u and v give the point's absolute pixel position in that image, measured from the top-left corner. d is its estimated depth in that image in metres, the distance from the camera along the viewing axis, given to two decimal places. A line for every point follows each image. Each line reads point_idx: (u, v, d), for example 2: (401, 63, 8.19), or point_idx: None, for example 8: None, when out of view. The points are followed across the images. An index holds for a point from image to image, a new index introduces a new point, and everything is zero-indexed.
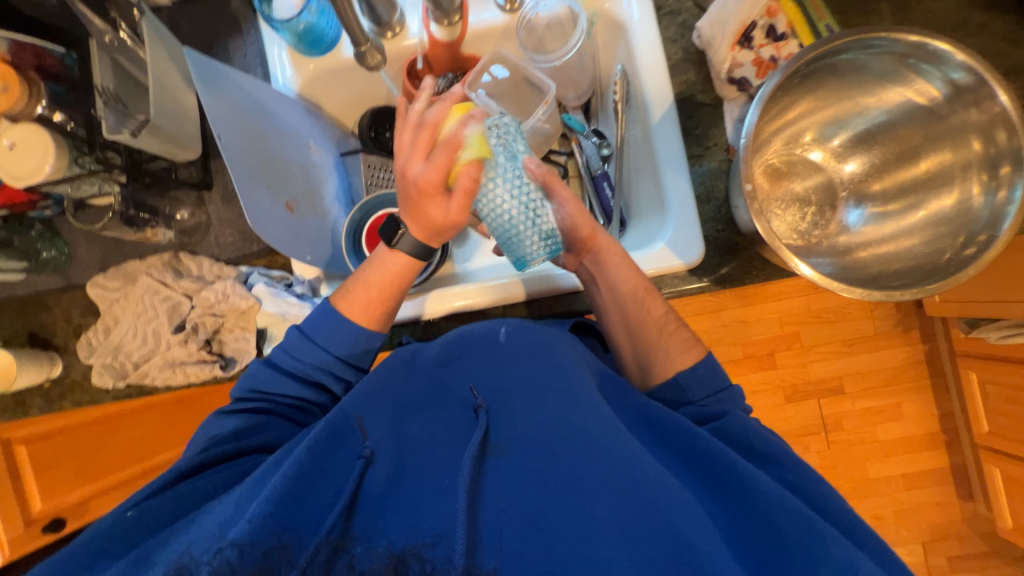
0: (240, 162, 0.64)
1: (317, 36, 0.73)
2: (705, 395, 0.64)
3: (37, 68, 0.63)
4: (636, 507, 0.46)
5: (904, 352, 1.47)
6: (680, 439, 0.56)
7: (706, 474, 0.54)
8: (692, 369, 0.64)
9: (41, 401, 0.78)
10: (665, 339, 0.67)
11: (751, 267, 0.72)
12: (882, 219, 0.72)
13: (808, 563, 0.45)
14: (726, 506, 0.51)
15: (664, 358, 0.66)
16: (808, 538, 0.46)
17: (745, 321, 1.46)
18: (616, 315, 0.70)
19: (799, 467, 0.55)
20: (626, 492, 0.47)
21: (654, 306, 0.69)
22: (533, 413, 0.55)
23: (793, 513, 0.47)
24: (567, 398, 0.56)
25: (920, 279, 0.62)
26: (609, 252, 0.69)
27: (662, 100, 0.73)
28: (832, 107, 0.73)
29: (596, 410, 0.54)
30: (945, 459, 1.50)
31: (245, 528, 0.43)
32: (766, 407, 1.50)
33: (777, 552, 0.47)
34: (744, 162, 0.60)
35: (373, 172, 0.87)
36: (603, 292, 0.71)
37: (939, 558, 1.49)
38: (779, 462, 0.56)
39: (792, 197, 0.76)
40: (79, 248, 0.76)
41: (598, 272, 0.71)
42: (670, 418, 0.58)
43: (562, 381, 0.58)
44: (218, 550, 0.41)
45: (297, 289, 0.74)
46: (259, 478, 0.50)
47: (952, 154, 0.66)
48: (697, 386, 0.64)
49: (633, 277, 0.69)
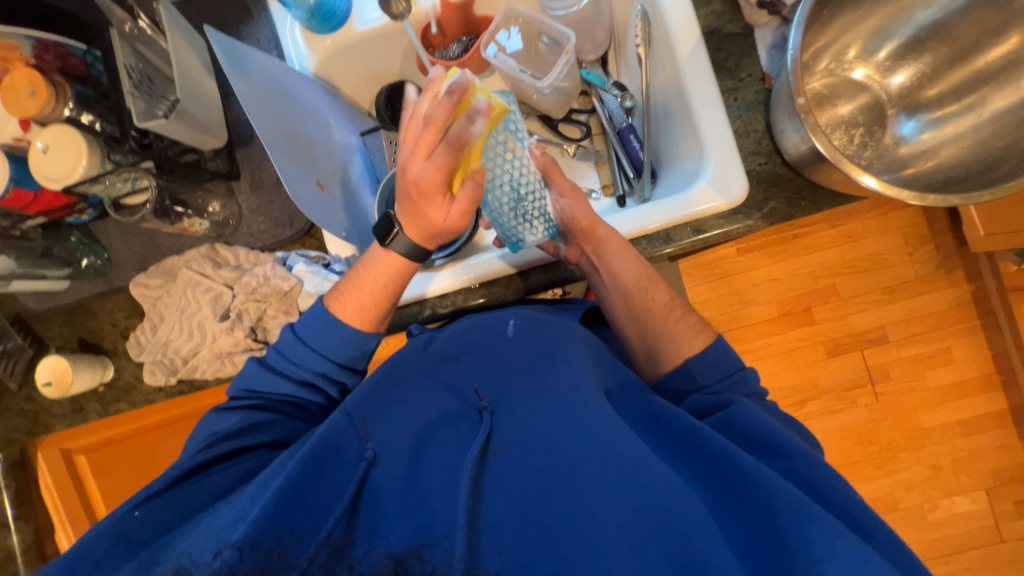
0: (271, 140, 0.63)
1: (328, 10, 0.72)
2: (716, 378, 0.65)
3: (61, 71, 0.63)
4: (639, 509, 0.48)
5: (949, 294, 1.42)
6: (683, 435, 0.56)
7: (714, 472, 0.53)
8: (702, 355, 0.66)
9: (98, 405, 0.78)
10: (672, 324, 0.70)
11: (799, 199, 0.68)
12: (940, 124, 0.72)
13: (814, 554, 0.43)
14: (730, 506, 0.50)
15: (672, 344, 0.69)
16: (813, 530, 0.44)
17: (777, 277, 1.45)
18: (620, 305, 0.73)
19: (810, 459, 0.53)
20: (625, 494, 0.49)
21: (657, 293, 0.71)
22: (537, 414, 0.58)
23: (802, 510, 0.46)
24: (569, 395, 0.58)
25: (1021, 167, 0.61)
26: (610, 243, 0.70)
27: (689, 34, 0.70)
28: (875, 18, 0.71)
29: (601, 411, 0.55)
30: (1004, 401, 1.42)
31: (247, 530, 0.46)
32: (809, 364, 1.45)
33: (782, 548, 0.45)
34: (794, 76, 0.58)
35: (396, 149, 0.84)
36: (606, 283, 0.72)
37: (1006, 504, 1.41)
38: (789, 453, 0.54)
39: (837, 121, 0.74)
40: (118, 251, 0.77)
41: (601, 264, 0.71)
42: (673, 413, 0.58)
43: (566, 378, 0.60)
44: (218, 552, 0.45)
45: (337, 267, 0.74)
46: (262, 481, 0.51)
47: (1021, 37, 0.66)
48: (707, 370, 0.65)
49: (635, 266, 0.70)
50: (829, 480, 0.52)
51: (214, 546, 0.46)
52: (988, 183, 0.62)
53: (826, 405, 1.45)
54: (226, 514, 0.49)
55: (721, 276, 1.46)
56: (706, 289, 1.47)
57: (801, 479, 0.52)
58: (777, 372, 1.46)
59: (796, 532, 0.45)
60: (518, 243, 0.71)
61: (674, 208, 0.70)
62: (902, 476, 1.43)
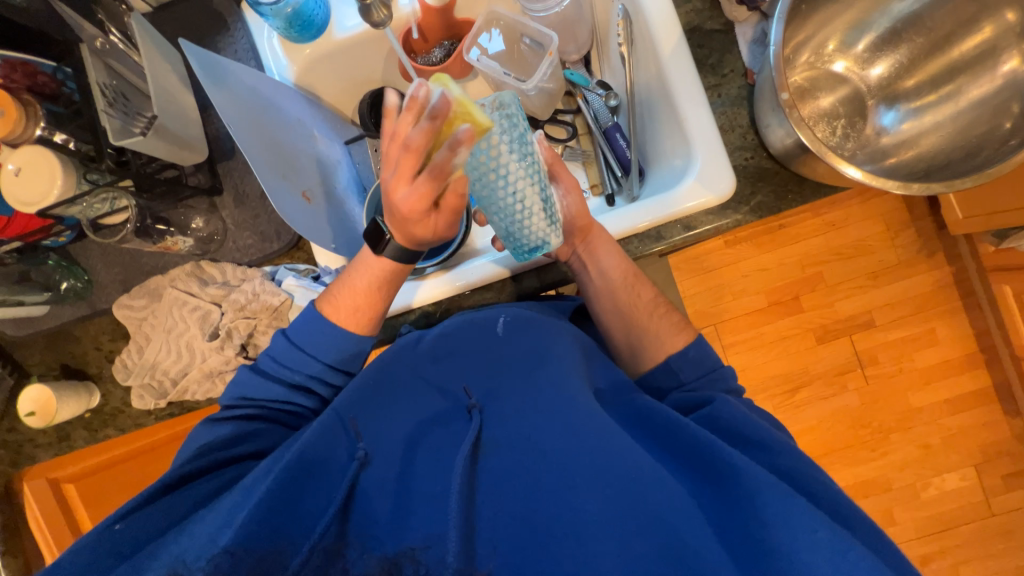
0: (254, 153, 0.62)
1: (306, 18, 0.71)
2: (696, 376, 0.66)
3: (31, 90, 0.61)
4: (628, 504, 0.48)
5: (931, 277, 1.45)
6: (670, 429, 0.56)
7: (700, 464, 0.53)
8: (683, 352, 0.67)
9: (85, 432, 0.76)
10: (655, 322, 0.71)
11: (786, 191, 0.69)
12: (919, 114, 0.73)
13: (792, 542, 0.44)
14: (717, 497, 0.50)
15: (654, 343, 0.70)
16: (796, 520, 0.45)
17: (765, 267, 1.47)
18: (608, 302, 0.72)
19: (788, 451, 0.55)
20: (615, 489, 0.49)
21: (643, 290, 0.72)
22: (528, 414, 0.57)
23: (782, 497, 0.47)
24: (559, 393, 0.58)
25: (1000, 155, 0.63)
26: (601, 240, 0.71)
27: (670, 31, 0.70)
28: (852, 11, 0.72)
29: (590, 407, 0.56)
30: (987, 379, 1.46)
31: (232, 537, 0.43)
32: (799, 352, 1.47)
33: (764, 540, 0.46)
34: (777, 71, 0.59)
35: (382, 157, 0.84)
36: (594, 280, 0.72)
37: (993, 479, 1.44)
38: (768, 446, 0.55)
39: (819, 113, 0.76)
40: (99, 273, 0.75)
41: (590, 261, 0.71)
42: (659, 409, 0.58)
43: (555, 378, 0.60)
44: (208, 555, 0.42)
45: (327, 279, 0.72)
46: (248, 487, 0.50)
47: (993, 29, 0.68)
48: (687, 367, 0.66)
49: (621, 264, 0.71)
50: (811, 471, 0.53)
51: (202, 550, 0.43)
52: (969, 170, 0.64)
53: (819, 391, 1.47)
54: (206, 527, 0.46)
55: (710, 269, 1.48)
56: (698, 282, 1.48)
57: (787, 469, 0.53)
58: (770, 361, 1.48)
59: (778, 522, 0.46)
60: (541, 247, 0.64)
61: (663, 206, 0.70)
62: (893, 456, 1.46)
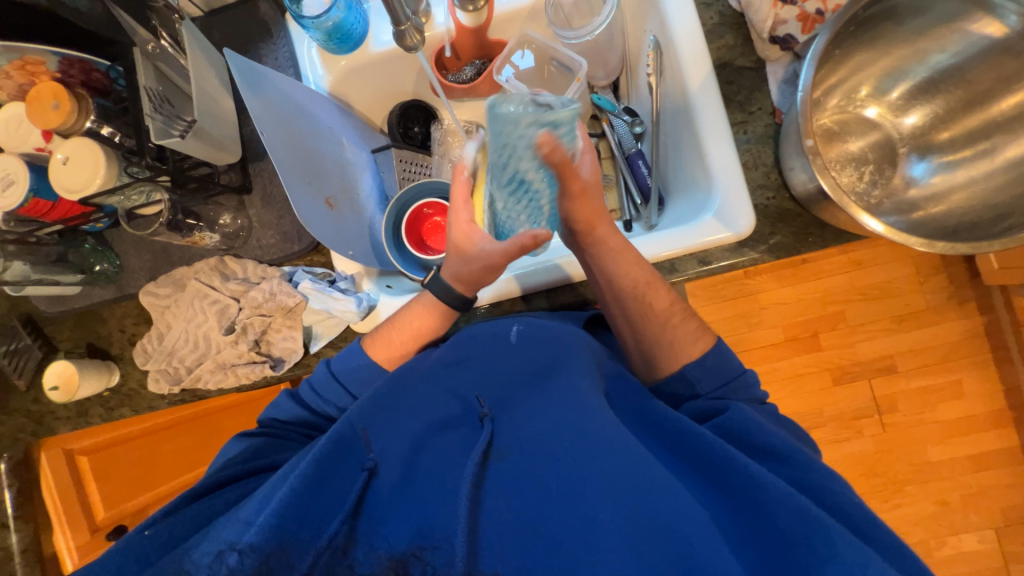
0: (282, 160, 0.65)
1: (345, 32, 0.73)
2: (714, 387, 0.64)
3: (84, 84, 0.66)
4: (637, 514, 0.47)
5: (961, 326, 1.40)
6: (683, 441, 0.56)
7: (715, 475, 0.53)
8: (699, 361, 0.65)
9: (102, 409, 0.80)
10: (670, 329, 0.68)
11: (806, 234, 0.68)
12: (951, 168, 0.72)
13: (813, 554, 0.44)
14: (731, 507, 0.51)
15: (671, 351, 0.67)
16: (810, 531, 0.45)
17: (784, 301, 1.43)
18: (617, 307, 0.70)
19: (808, 463, 0.53)
20: (626, 498, 0.48)
21: (655, 297, 0.68)
22: (536, 420, 0.57)
23: (798, 512, 0.46)
24: (571, 401, 0.57)
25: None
26: (609, 247, 0.67)
27: (700, 67, 0.70)
28: (888, 59, 0.73)
29: (603, 415, 0.55)
30: (1016, 438, 1.39)
31: (253, 534, 0.47)
32: (815, 391, 1.43)
33: (788, 555, 0.45)
34: (803, 115, 0.59)
35: (405, 167, 0.87)
36: (602, 283, 0.69)
37: (1015, 544, 1.37)
38: (786, 458, 0.54)
39: (847, 157, 0.75)
40: (130, 258, 0.78)
41: (597, 264, 0.69)
42: (672, 419, 0.57)
43: (567, 385, 0.59)
44: (223, 553, 0.46)
45: (341, 285, 0.74)
46: (266, 493, 0.52)
47: None
48: (706, 378, 0.64)
49: (633, 269, 0.67)
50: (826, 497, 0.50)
51: (218, 547, 0.48)
52: (997, 230, 0.63)
53: (832, 434, 1.43)
54: (234, 518, 0.50)
55: (727, 299, 1.45)
56: (713, 310, 1.45)
57: (804, 481, 0.52)
58: (783, 398, 1.44)
59: (796, 535, 0.45)
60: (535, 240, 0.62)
61: (679, 238, 0.69)
62: (908, 510, 1.40)
